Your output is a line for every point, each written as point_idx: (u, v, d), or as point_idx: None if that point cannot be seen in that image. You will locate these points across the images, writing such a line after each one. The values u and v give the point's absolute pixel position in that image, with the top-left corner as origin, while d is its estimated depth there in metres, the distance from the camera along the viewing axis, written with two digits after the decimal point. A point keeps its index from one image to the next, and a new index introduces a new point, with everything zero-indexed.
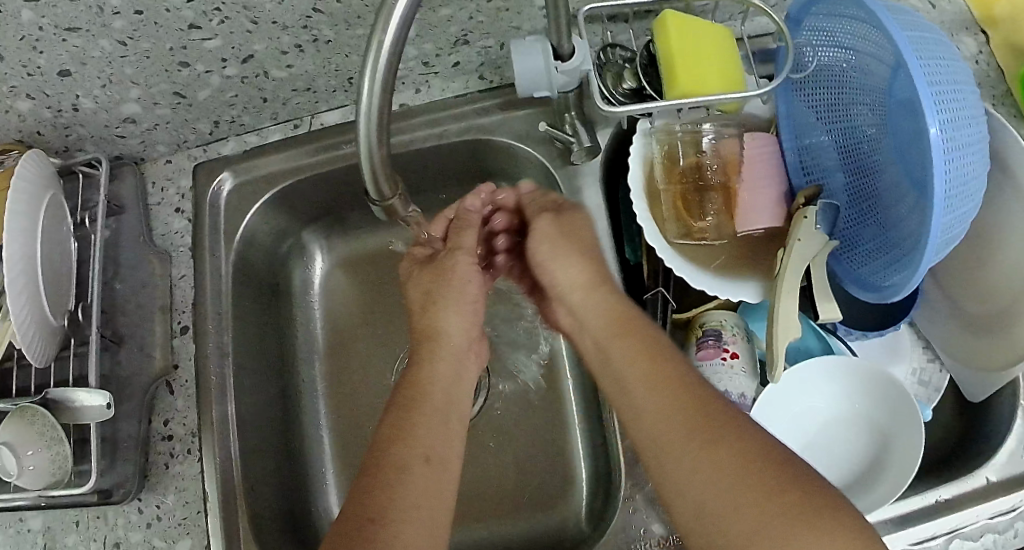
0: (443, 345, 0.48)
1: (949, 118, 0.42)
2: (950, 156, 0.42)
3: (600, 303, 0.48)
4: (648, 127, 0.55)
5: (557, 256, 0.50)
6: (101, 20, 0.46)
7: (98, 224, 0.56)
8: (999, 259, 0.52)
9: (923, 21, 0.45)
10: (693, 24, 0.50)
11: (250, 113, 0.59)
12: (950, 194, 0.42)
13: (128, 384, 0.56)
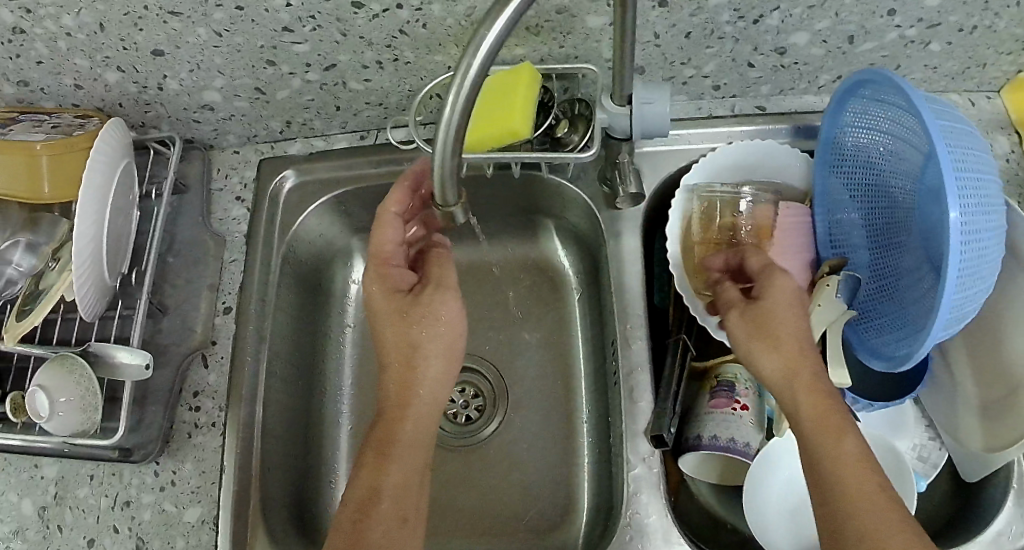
0: (416, 375, 0.51)
1: (969, 203, 0.45)
2: (968, 238, 0.45)
3: (814, 397, 0.44)
4: (692, 184, 0.58)
5: (756, 347, 0.47)
6: (204, 10, 0.50)
7: (163, 199, 0.60)
8: (1007, 350, 0.54)
9: (956, 114, 0.49)
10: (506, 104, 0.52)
11: (321, 119, 0.63)
12: (964, 273, 0.46)
13: (165, 353, 0.58)
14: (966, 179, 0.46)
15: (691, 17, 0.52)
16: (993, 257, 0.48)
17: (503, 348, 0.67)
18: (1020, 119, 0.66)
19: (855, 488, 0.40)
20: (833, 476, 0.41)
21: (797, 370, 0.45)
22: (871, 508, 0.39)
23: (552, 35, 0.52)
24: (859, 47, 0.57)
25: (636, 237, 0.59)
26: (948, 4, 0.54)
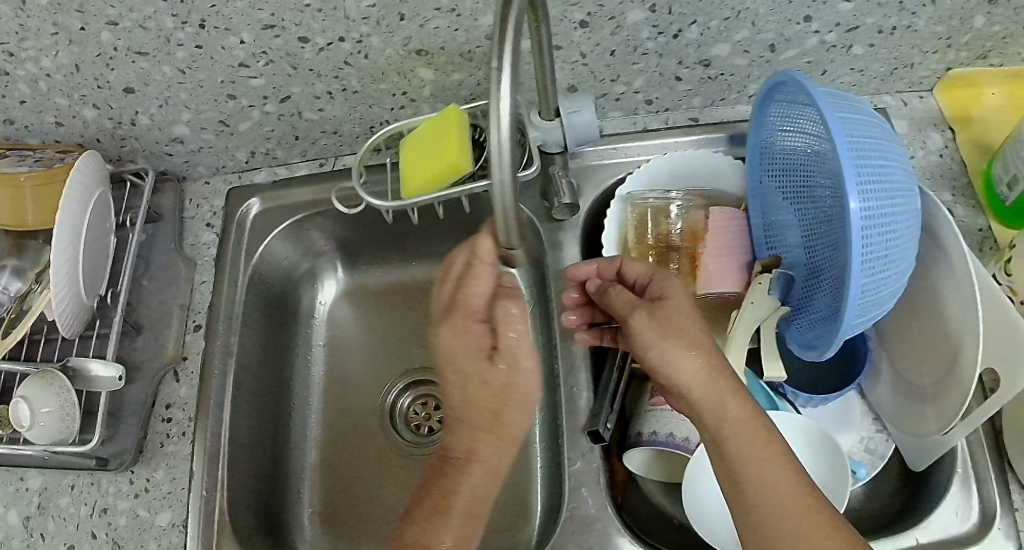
0: (507, 437, 0.46)
1: (868, 192, 0.49)
2: (868, 224, 0.49)
3: (727, 404, 0.45)
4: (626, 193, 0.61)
5: (666, 355, 0.46)
6: (167, 49, 0.56)
7: (137, 226, 0.64)
8: (936, 340, 0.56)
9: (857, 113, 0.53)
10: (442, 146, 0.56)
11: (283, 148, 0.67)
12: (868, 257, 0.50)
13: (139, 368, 0.62)
14: (865, 170, 0.50)
15: (613, 36, 0.56)
16: (902, 240, 0.52)
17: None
18: (953, 116, 0.68)
19: (768, 487, 0.42)
20: (746, 474, 0.43)
21: (710, 376, 0.46)
22: (782, 505, 0.42)
23: (483, 61, 0.58)
24: (781, 54, 0.61)
25: (576, 247, 0.63)
26: (862, 7, 0.57)
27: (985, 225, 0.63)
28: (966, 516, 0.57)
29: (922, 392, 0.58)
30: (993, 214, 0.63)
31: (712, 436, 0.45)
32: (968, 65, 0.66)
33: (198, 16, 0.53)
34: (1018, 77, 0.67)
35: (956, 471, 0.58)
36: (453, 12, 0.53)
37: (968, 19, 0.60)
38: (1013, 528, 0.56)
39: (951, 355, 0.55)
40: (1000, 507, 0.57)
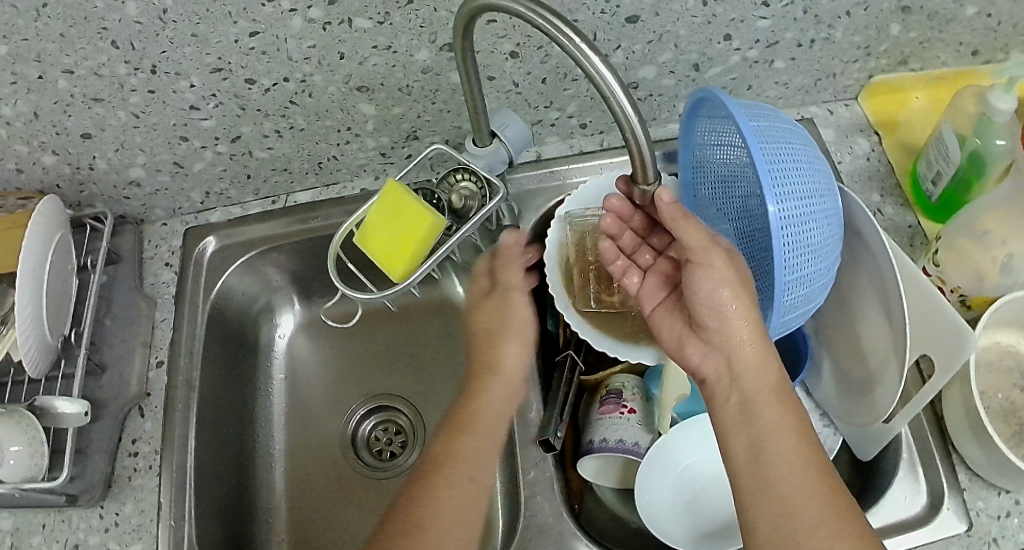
0: (501, 375, 0.56)
1: (786, 193, 0.52)
2: (789, 224, 0.52)
3: (762, 367, 0.49)
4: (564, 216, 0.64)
5: (736, 299, 0.49)
6: (121, 95, 0.58)
7: (98, 268, 0.67)
8: (868, 337, 0.59)
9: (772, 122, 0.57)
10: (407, 216, 0.58)
11: (236, 188, 0.70)
12: (789, 252, 0.53)
13: (105, 405, 0.64)
14: (778, 173, 0.53)
15: (542, 64, 0.60)
16: (824, 233, 0.55)
17: (418, 385, 0.73)
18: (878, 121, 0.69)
19: (788, 459, 0.46)
20: (772, 442, 0.47)
21: (760, 339, 0.50)
22: (801, 481, 0.45)
23: (421, 94, 0.62)
24: (707, 73, 0.65)
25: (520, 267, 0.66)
26: (778, 24, 0.61)
27: (914, 222, 0.65)
28: (915, 499, 0.57)
29: (864, 385, 0.59)
30: (921, 211, 0.65)
31: (741, 398, 0.49)
32: (890, 71, 0.68)
33: (149, 62, 0.56)
34: (941, 79, 0.69)
35: (902, 455, 0.59)
36: (389, 49, 0.57)
37: (884, 28, 0.63)
38: (963, 506, 0.56)
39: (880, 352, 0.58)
40: (947, 487, 0.57)
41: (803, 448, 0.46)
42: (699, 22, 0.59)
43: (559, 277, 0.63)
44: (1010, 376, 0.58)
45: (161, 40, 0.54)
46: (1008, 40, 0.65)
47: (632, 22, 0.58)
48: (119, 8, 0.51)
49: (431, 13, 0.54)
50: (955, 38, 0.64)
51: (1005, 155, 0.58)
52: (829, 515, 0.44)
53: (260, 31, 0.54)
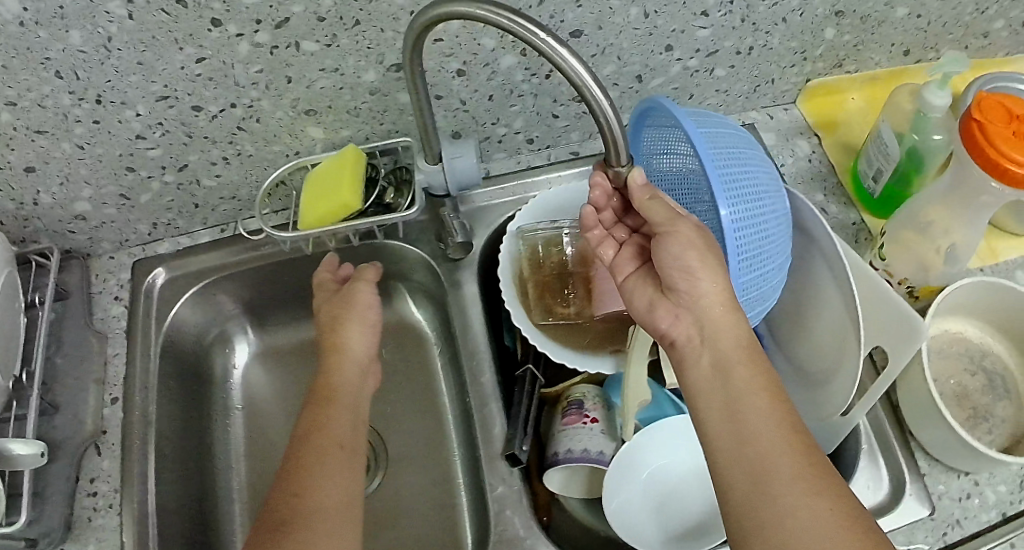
0: (351, 360, 0.62)
1: (737, 197, 0.54)
2: (740, 226, 0.53)
3: (732, 329, 0.49)
4: (516, 230, 0.66)
5: (705, 264, 0.50)
6: (65, 126, 0.56)
7: (47, 304, 0.65)
8: (817, 331, 0.60)
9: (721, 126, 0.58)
10: (347, 171, 0.59)
11: (184, 218, 0.69)
12: (741, 254, 0.54)
13: (61, 446, 0.62)
14: (732, 176, 0.54)
15: (488, 82, 0.61)
16: (775, 234, 0.56)
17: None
18: (817, 122, 0.73)
19: (763, 418, 0.46)
20: (748, 405, 0.46)
21: (730, 305, 0.50)
22: (775, 436, 0.45)
23: (370, 116, 0.61)
24: (649, 83, 0.67)
25: (475, 284, 0.66)
26: (717, 33, 0.63)
27: (857, 219, 0.67)
28: (878, 487, 0.58)
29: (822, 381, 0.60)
30: (864, 207, 0.67)
31: (714, 358, 0.49)
32: (827, 74, 0.71)
33: (94, 92, 0.54)
34: (875, 80, 0.72)
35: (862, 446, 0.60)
36: (336, 71, 0.55)
37: (818, 33, 0.65)
38: (925, 491, 0.57)
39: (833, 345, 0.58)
40: (908, 474, 0.57)
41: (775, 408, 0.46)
42: (641, 34, 0.61)
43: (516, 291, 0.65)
44: (960, 362, 0.58)
45: (106, 69, 0.52)
46: (936, 39, 0.69)
47: (577, 36, 0.59)
48: (63, 38, 0.49)
49: (377, 34, 0.53)
50: (886, 39, 0.67)
51: (942, 149, 0.59)
52: (802, 470, 0.43)
53: (207, 56, 0.52)
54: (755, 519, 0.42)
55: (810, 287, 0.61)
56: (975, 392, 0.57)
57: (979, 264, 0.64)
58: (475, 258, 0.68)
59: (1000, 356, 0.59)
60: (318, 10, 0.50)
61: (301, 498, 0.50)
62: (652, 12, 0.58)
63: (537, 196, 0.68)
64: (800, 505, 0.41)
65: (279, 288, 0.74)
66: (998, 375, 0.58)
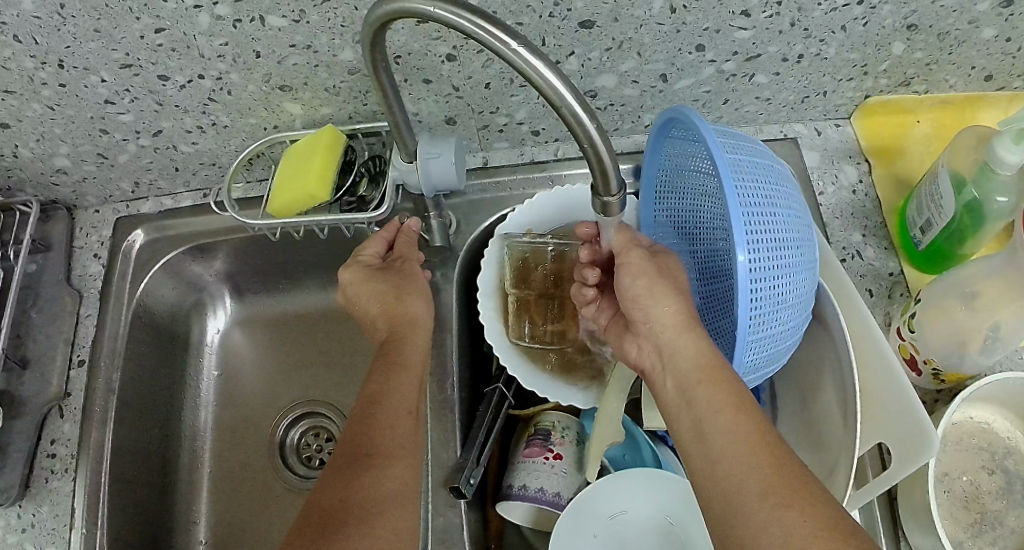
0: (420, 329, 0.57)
1: (757, 246, 0.47)
2: (756, 280, 0.47)
3: (690, 346, 0.47)
4: (505, 235, 0.60)
5: (655, 291, 0.50)
6: (32, 87, 0.58)
7: (22, 259, 0.66)
8: (824, 395, 0.58)
9: (752, 152, 0.52)
10: (326, 152, 0.58)
11: (165, 179, 0.70)
12: (754, 312, 0.48)
13: (26, 404, 0.64)
14: (756, 218, 0.48)
15: (483, 70, 0.54)
16: (805, 290, 0.51)
17: (348, 393, 0.72)
18: (870, 146, 0.70)
19: (727, 434, 0.42)
20: (710, 421, 0.43)
21: (686, 325, 0.48)
22: (742, 453, 0.41)
23: (350, 95, 0.60)
24: (675, 84, 0.62)
25: (454, 294, 0.63)
26: (760, 36, 0.57)
27: (896, 270, 0.65)
28: None
29: (818, 460, 0.57)
30: (906, 256, 0.66)
31: (677, 382, 0.47)
32: (890, 92, 0.67)
33: (55, 57, 0.55)
34: (947, 103, 0.69)
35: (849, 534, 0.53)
36: (309, 49, 0.55)
37: (885, 46, 0.61)
38: None
39: (832, 419, 0.56)
40: None
41: (739, 418, 0.43)
42: (666, 30, 0.56)
43: (496, 306, 0.60)
44: (979, 457, 0.58)
45: (63, 35, 0.53)
46: None
47: (587, 27, 0.55)
48: (14, 3, 0.50)
49: (349, 12, 0.52)
50: (967, 61, 0.64)
51: (997, 214, 0.57)
52: (773, 484, 0.39)
53: (166, 27, 0.53)
54: (731, 545, 0.39)
55: (824, 347, 0.58)
56: (987, 494, 0.57)
57: None
58: (459, 261, 0.64)
59: None
60: None
61: (375, 497, 0.46)
62: (680, 7, 0.53)
63: (531, 199, 0.62)
64: (768, 524, 0.38)
65: (262, 265, 0.72)
66: (1020, 477, 0.57)
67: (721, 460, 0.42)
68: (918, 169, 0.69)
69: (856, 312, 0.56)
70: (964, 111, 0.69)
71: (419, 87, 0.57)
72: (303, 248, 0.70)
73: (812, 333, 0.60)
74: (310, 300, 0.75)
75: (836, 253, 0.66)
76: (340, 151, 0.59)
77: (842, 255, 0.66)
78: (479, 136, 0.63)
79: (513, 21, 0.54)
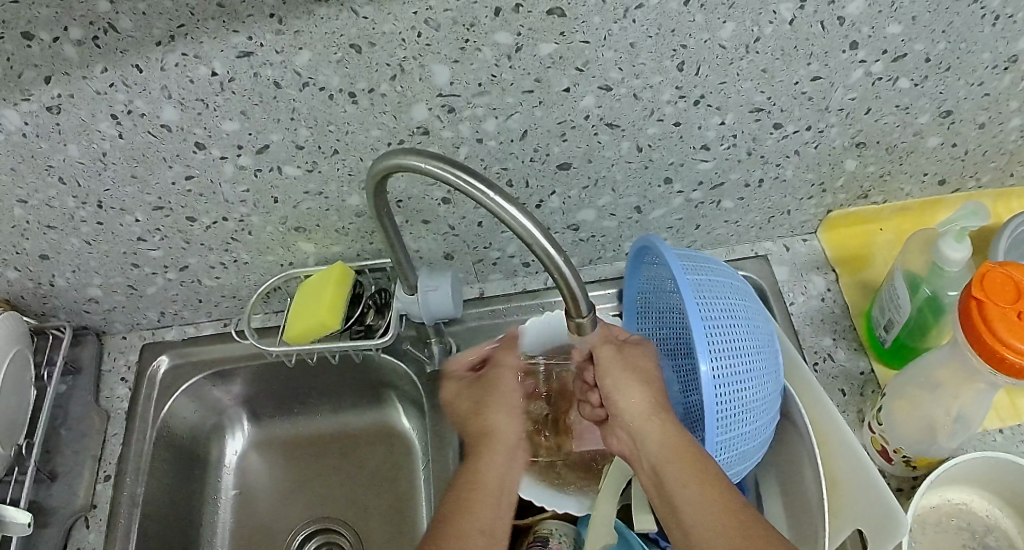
0: (502, 444, 0.56)
1: (721, 352, 0.53)
2: (721, 384, 0.53)
3: (658, 431, 0.53)
4: (500, 357, 0.66)
5: (622, 383, 0.55)
6: (72, 224, 0.65)
7: (54, 381, 0.72)
8: (801, 499, 0.61)
9: (711, 267, 0.59)
10: (338, 287, 0.64)
11: (189, 309, 0.76)
12: (721, 413, 0.53)
13: (54, 514, 0.68)
14: (719, 326, 0.54)
15: (475, 211, 0.61)
16: (770, 390, 0.57)
17: (358, 508, 0.76)
18: (837, 258, 0.76)
19: (699, 506, 0.48)
20: (681, 497, 0.49)
21: (652, 412, 0.54)
22: (714, 521, 0.47)
23: (358, 236, 0.67)
24: (649, 214, 0.68)
25: None
26: (721, 166, 0.64)
27: (867, 369, 0.70)
28: None
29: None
30: (874, 355, 0.71)
31: (650, 464, 0.52)
32: (851, 204, 0.74)
33: (95, 198, 0.62)
34: (906, 209, 0.75)
35: None
36: (320, 194, 0.62)
37: (839, 164, 0.67)
38: None
39: (805, 517, 0.60)
40: None
41: (706, 490, 0.48)
42: (636, 167, 0.63)
43: None
44: (959, 537, 0.62)
45: (104, 179, 0.60)
46: (975, 169, 0.71)
47: (565, 168, 0.62)
48: (61, 150, 0.57)
49: (356, 162, 0.59)
50: (918, 170, 0.70)
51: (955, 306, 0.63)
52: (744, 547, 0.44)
53: (194, 174, 0.60)
54: None
55: (795, 449, 0.63)
56: None
57: (999, 422, 0.68)
58: None
59: (1003, 530, 0.62)
60: (297, 140, 0.57)
61: None
62: (645, 146, 0.61)
63: (525, 321, 0.68)
64: None
65: (276, 388, 0.77)
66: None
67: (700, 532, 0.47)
68: (882, 273, 0.75)
69: (820, 409, 0.61)
70: (921, 216, 0.76)
71: (419, 227, 0.63)
72: (316, 374, 0.76)
73: (786, 435, 0.64)
74: (323, 420, 0.80)
75: (809, 357, 0.71)
76: (350, 286, 0.66)
77: (814, 359, 0.71)
78: (475, 269, 0.70)
79: (498, 167, 0.61)
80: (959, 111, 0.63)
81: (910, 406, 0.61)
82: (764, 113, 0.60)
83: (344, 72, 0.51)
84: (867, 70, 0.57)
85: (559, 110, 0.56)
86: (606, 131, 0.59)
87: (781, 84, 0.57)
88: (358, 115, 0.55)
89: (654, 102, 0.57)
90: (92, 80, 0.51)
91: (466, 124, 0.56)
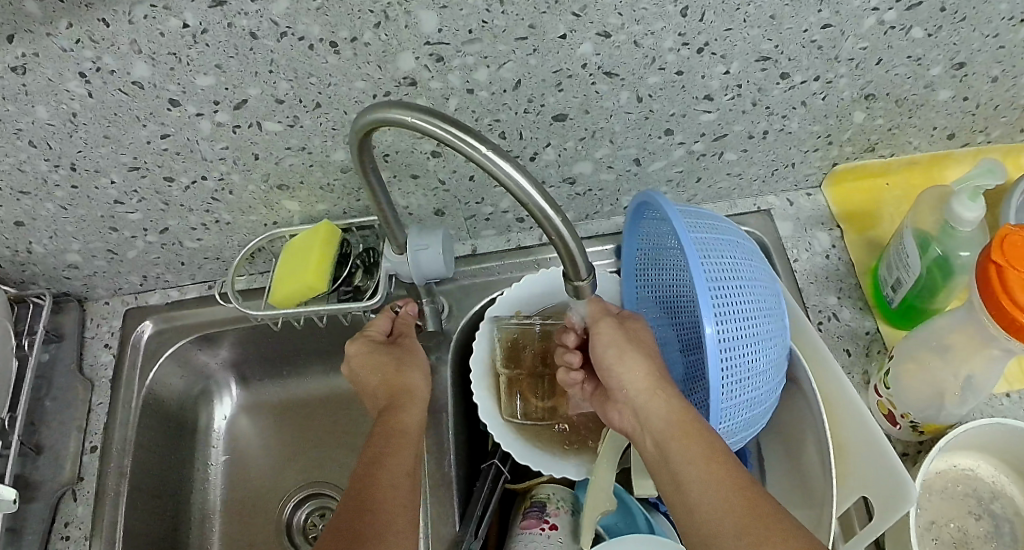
0: (419, 401, 0.59)
1: (726, 316, 0.51)
2: (726, 348, 0.50)
3: (662, 406, 0.50)
4: (494, 318, 0.64)
5: (624, 357, 0.52)
6: (46, 189, 0.62)
7: (35, 350, 0.70)
8: (805, 459, 0.60)
9: (716, 226, 0.56)
10: (325, 246, 0.62)
11: (172, 272, 0.74)
12: (726, 380, 0.51)
13: (40, 488, 0.66)
14: (722, 288, 0.51)
15: (466, 164, 0.58)
16: (776, 355, 0.54)
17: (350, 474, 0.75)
18: (841, 212, 0.73)
19: (702, 483, 0.46)
20: (685, 474, 0.47)
21: (655, 385, 0.51)
22: (718, 498, 0.45)
23: (343, 192, 0.64)
24: (649, 166, 0.66)
25: (448, 374, 0.66)
26: (725, 117, 0.61)
27: (874, 328, 0.68)
28: None
29: (807, 518, 0.58)
30: (880, 315, 0.68)
31: (654, 440, 0.50)
32: (857, 158, 0.71)
33: (68, 160, 0.59)
34: (913, 164, 0.72)
35: None
36: (303, 150, 0.59)
37: (847, 116, 0.64)
38: None
39: (811, 478, 0.58)
40: None
41: (710, 467, 0.46)
42: (635, 118, 0.60)
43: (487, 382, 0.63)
44: (965, 503, 0.60)
45: (75, 140, 0.57)
46: (986, 123, 0.68)
47: (561, 120, 0.59)
48: (30, 112, 0.54)
49: (340, 116, 0.56)
50: (928, 123, 0.67)
51: (966, 267, 0.60)
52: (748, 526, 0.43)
53: (170, 133, 0.57)
54: None
55: (799, 411, 0.61)
56: (975, 539, 0.58)
57: (1007, 387, 0.66)
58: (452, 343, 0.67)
59: (1010, 497, 0.60)
60: (276, 93, 0.54)
61: None
62: (646, 96, 0.58)
63: (520, 281, 0.66)
64: None
65: (263, 350, 0.75)
66: (1006, 520, 0.59)
67: (703, 510, 0.45)
68: (889, 230, 0.72)
69: (825, 372, 0.59)
70: (931, 170, 0.73)
71: (407, 182, 0.60)
72: (305, 336, 0.74)
73: (790, 397, 0.62)
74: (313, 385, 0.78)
75: (813, 317, 0.69)
76: (338, 245, 0.63)
77: (819, 319, 0.69)
78: (467, 226, 0.67)
79: (490, 118, 0.58)
80: (973, 64, 0.60)
81: (917, 368, 0.59)
82: (770, 63, 0.56)
83: (324, 20, 0.48)
84: (879, 18, 0.54)
85: (555, 58, 0.53)
86: (603, 81, 0.56)
87: (789, 32, 0.54)
88: (340, 66, 0.52)
89: (655, 49, 0.53)
90: (56, 38, 0.48)
91: (456, 74, 0.53)
